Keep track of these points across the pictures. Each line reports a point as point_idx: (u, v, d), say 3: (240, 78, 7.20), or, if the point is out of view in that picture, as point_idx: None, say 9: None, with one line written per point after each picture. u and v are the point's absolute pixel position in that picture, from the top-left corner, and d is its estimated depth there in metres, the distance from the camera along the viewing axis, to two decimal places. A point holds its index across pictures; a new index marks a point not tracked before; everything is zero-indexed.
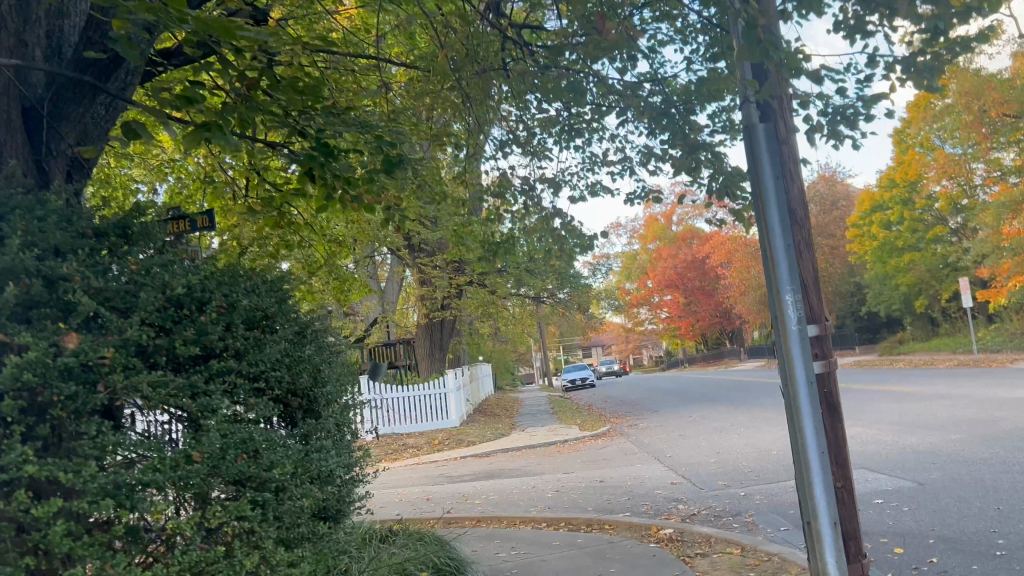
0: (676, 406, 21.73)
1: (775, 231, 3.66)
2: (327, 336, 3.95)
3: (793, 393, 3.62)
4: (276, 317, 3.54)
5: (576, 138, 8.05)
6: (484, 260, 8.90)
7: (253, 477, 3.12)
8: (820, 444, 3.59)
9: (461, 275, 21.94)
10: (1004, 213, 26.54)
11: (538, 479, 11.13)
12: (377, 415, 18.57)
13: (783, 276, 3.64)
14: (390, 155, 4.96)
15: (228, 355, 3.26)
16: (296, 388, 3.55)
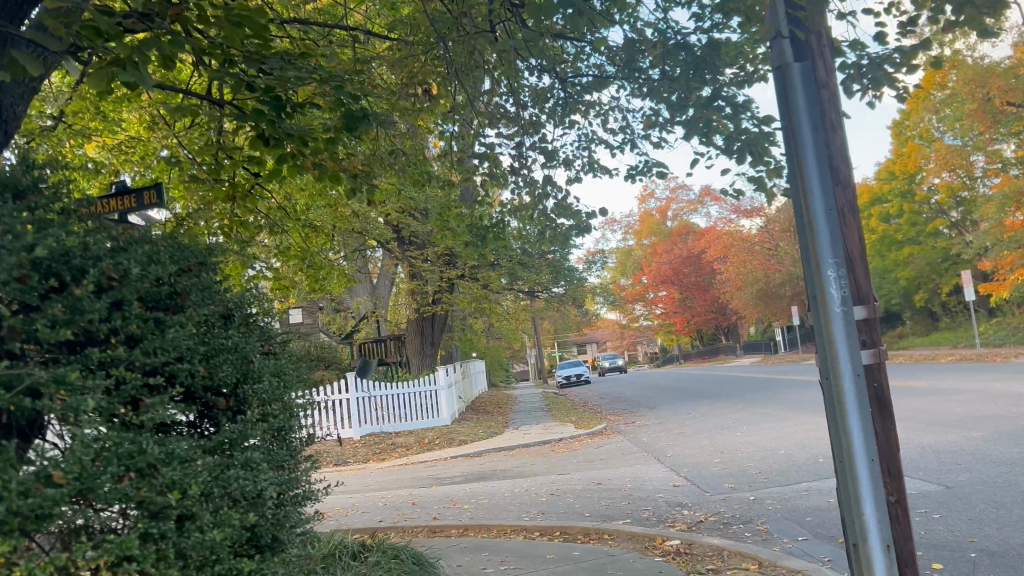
0: (675, 403, 21.13)
1: (815, 192, 3.03)
2: (262, 318, 3.41)
3: (836, 388, 3.00)
4: (188, 295, 2.98)
5: (572, 114, 7.47)
6: (473, 246, 8.28)
7: (144, 501, 2.55)
8: (870, 451, 2.97)
9: (453, 269, 21.35)
10: (1008, 204, 25.77)
11: (531, 481, 10.49)
12: (365, 414, 17.68)
13: (824, 247, 3.01)
14: (351, 108, 4.52)
15: (116, 341, 2.73)
16: (213, 383, 3.00)
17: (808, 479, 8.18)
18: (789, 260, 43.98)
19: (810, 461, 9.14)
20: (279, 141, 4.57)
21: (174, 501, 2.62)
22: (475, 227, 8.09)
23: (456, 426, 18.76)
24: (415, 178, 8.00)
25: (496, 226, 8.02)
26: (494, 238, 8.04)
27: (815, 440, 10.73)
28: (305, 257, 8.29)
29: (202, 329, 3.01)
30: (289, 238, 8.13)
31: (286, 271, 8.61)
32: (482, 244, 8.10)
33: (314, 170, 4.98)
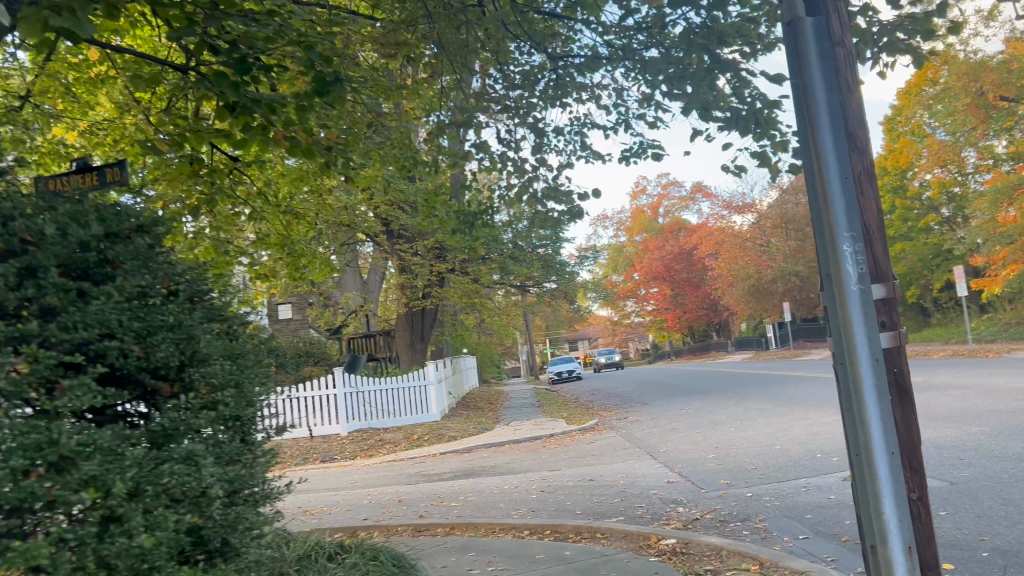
0: (667, 399, 20.87)
1: (830, 159, 2.76)
2: (214, 294, 3.36)
3: (853, 375, 2.73)
4: (121, 264, 2.98)
5: (565, 96, 7.18)
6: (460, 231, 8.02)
7: (57, 500, 2.50)
8: (888, 443, 2.70)
9: (443, 263, 21.06)
10: (999, 200, 25.89)
11: (521, 477, 10.22)
12: (352, 410, 17.35)
13: (840, 220, 2.74)
14: (323, 71, 4.46)
15: (31, 315, 2.72)
16: (150, 364, 2.97)
17: (807, 475, 7.91)
18: (781, 256, 43.78)
19: (809, 457, 8.87)
20: (248, 110, 4.46)
21: (95, 502, 2.58)
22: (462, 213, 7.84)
23: (445, 423, 18.49)
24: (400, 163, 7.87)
25: (490, 208, 7.83)
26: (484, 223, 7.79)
27: (812, 435, 10.47)
28: (284, 245, 8.06)
29: (137, 307, 2.98)
30: (265, 219, 7.91)
31: (267, 258, 8.29)
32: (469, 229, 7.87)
33: (287, 141, 4.92)
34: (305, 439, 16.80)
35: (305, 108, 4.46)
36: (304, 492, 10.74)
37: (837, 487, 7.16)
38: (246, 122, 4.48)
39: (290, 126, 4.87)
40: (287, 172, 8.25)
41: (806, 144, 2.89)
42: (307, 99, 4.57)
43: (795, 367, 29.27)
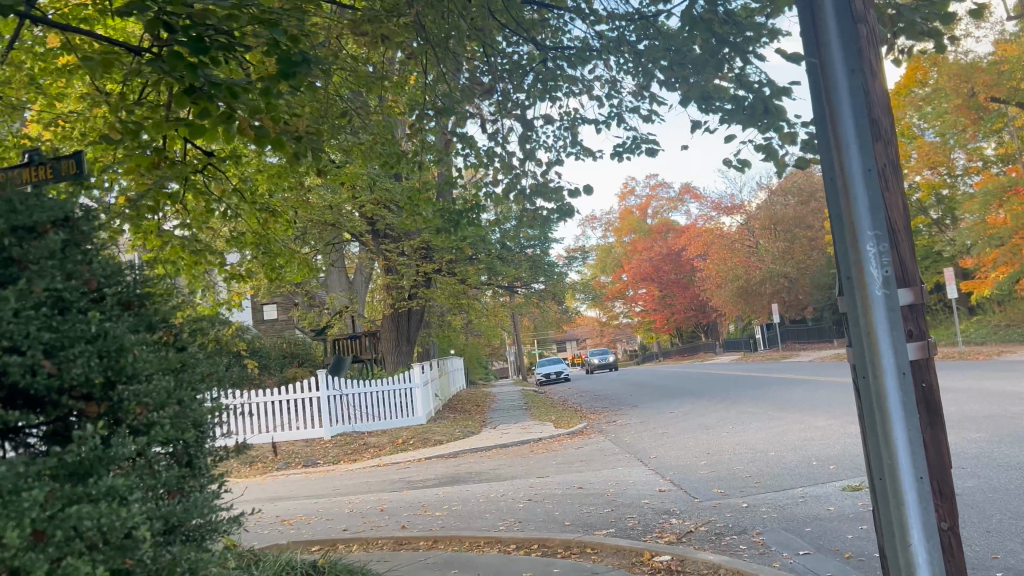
0: (656, 401, 20.69)
1: (851, 150, 2.49)
2: (149, 299, 3.00)
3: (877, 390, 2.45)
4: (30, 264, 2.61)
5: (555, 91, 6.90)
6: (444, 230, 7.75)
7: None
8: (917, 465, 2.41)
9: (430, 263, 20.77)
10: (991, 201, 25.69)
11: (507, 484, 9.94)
12: (336, 413, 16.99)
13: (862, 218, 2.47)
14: (288, 51, 4.24)
15: None
16: (64, 380, 2.59)
17: (803, 484, 7.67)
18: (769, 257, 43.75)
19: (804, 464, 8.64)
20: (208, 93, 4.21)
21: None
22: (446, 211, 7.57)
23: (431, 425, 18.21)
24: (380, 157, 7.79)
25: (478, 205, 7.57)
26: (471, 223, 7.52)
27: (806, 440, 10.25)
28: (260, 243, 7.87)
29: (53, 316, 2.62)
30: (242, 217, 7.74)
31: (247, 258, 8.08)
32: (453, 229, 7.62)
33: (253, 129, 4.70)
34: (287, 443, 16.47)
35: (269, 92, 4.22)
36: (285, 500, 10.47)
37: (836, 497, 6.91)
38: (205, 107, 4.24)
39: (256, 112, 4.67)
40: (265, 166, 8.07)
41: (825, 132, 2.61)
42: (272, 82, 4.34)
43: (783, 368, 29.21)
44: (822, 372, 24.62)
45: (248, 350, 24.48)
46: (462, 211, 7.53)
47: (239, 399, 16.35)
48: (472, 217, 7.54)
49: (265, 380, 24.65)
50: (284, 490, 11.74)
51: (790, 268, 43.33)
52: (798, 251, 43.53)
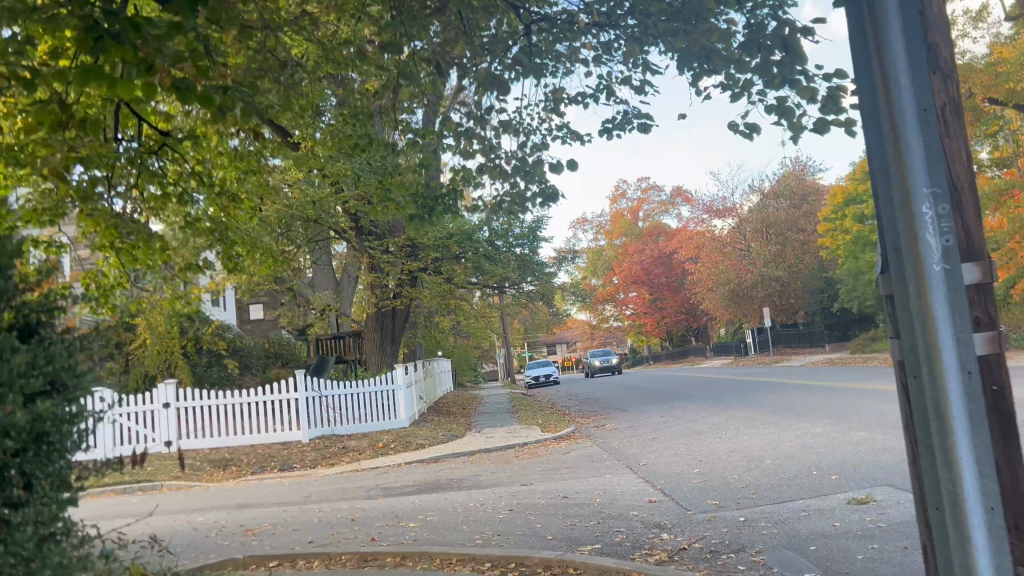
0: (646, 405, 20.17)
1: (903, 104, 2.25)
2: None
3: (932, 377, 2.17)
4: None
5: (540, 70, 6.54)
6: (418, 219, 7.42)
7: None
8: (980, 464, 2.12)
9: (414, 261, 20.28)
10: (986, 205, 25.61)
11: (488, 492, 9.37)
12: (315, 415, 16.41)
13: (917, 178, 2.22)
14: None
15: None
16: None
17: (805, 495, 7.13)
18: (761, 261, 43.37)
19: (804, 474, 8.11)
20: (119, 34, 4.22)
21: None
22: (419, 194, 7.31)
23: (415, 428, 17.62)
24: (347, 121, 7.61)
25: (456, 188, 7.29)
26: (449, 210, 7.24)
27: (805, 448, 9.70)
28: (217, 230, 7.58)
29: None
30: (211, 206, 7.42)
31: (213, 246, 7.68)
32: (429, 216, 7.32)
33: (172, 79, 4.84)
34: (262, 446, 15.86)
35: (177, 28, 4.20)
36: (253, 508, 9.89)
37: (842, 511, 6.37)
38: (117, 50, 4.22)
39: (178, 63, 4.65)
40: (222, 150, 7.69)
41: (873, 93, 2.39)
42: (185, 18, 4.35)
43: (777, 372, 28.78)
44: (815, 376, 24.15)
45: (230, 350, 23.86)
46: (442, 193, 7.27)
47: (213, 399, 15.76)
48: (450, 202, 7.28)
49: (247, 381, 24.03)
50: (255, 497, 11.18)
51: (782, 272, 42.89)
52: (790, 255, 43.12)
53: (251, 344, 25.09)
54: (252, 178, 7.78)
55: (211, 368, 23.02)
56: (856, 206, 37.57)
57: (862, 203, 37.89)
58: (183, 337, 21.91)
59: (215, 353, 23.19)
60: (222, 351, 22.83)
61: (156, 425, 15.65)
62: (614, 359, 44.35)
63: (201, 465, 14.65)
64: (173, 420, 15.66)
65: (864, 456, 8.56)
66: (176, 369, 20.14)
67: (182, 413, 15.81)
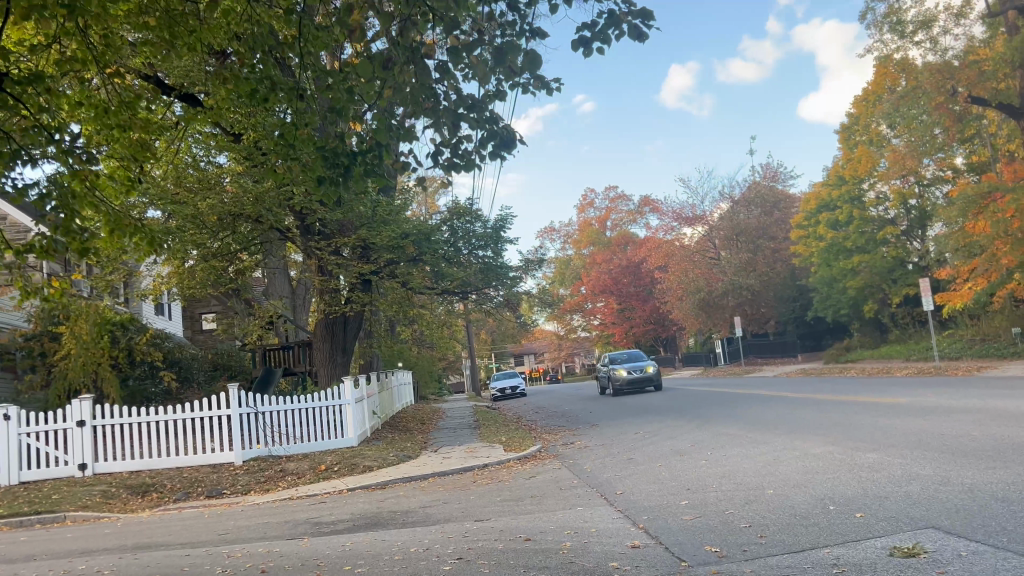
0: (618, 420, 18.69)
1: None
2: None
3: None
4: None
5: None
6: (329, 182, 7.49)
7: None
8: None
9: (368, 263, 18.56)
10: (969, 209, 24.74)
11: (433, 531, 7.78)
12: (251, 435, 14.65)
13: None
14: None
15: None
16: None
17: (830, 542, 5.65)
18: (731, 269, 42.22)
19: (819, 511, 6.62)
20: None
21: None
22: (326, 147, 7.30)
23: (364, 448, 15.89)
24: (242, 57, 7.60)
25: (377, 146, 7.34)
26: (366, 170, 7.31)
27: (811, 475, 8.22)
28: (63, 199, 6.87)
29: None
30: (79, 162, 7.18)
31: (60, 219, 6.98)
32: (344, 179, 7.43)
33: None
34: (189, 469, 14.07)
35: None
36: (154, 550, 8.23)
37: (889, 567, 4.87)
38: None
39: None
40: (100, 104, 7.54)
41: None
42: None
43: (751, 384, 27.60)
44: (794, 389, 22.97)
45: (168, 362, 21.95)
46: (358, 148, 7.26)
47: (133, 417, 14.03)
48: (371, 160, 7.40)
49: (187, 396, 22.24)
50: (164, 534, 9.51)
51: (753, 280, 41.84)
52: (760, 263, 42.16)
53: (191, 355, 23.30)
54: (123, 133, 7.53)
55: (145, 381, 21.03)
56: (829, 211, 36.99)
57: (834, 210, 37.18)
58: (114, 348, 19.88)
59: (150, 364, 21.24)
60: (157, 362, 20.86)
61: (69, 447, 13.92)
62: (652, 365, 27.47)
63: (116, 491, 12.81)
64: (88, 440, 13.91)
65: (887, 487, 7.11)
66: (102, 381, 18.20)
67: (102, 432, 14.07)
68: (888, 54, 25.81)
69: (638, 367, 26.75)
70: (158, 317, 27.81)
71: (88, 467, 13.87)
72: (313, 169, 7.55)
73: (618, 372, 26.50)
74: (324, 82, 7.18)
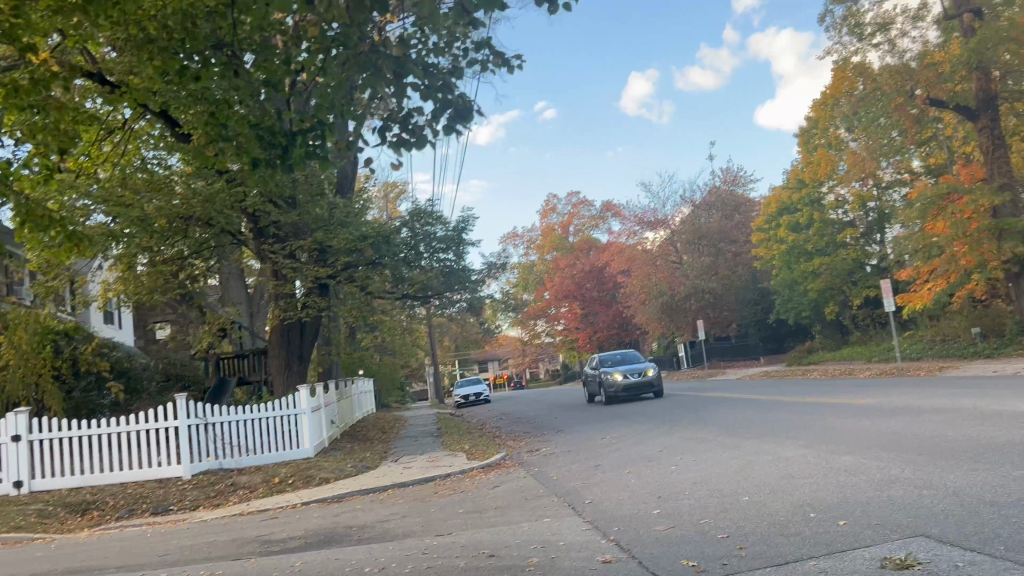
0: (583, 425, 18.28)
1: None
2: None
3: None
4: None
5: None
6: (264, 163, 7.98)
7: None
8: None
9: (325, 267, 17.76)
10: (928, 211, 24.59)
11: (389, 548, 7.27)
12: (201, 448, 13.97)
13: None
14: None
15: None
16: None
17: (813, 553, 5.29)
18: (693, 272, 42.22)
19: (799, 519, 6.25)
20: None
21: None
22: (262, 127, 7.78)
23: (321, 459, 15.26)
24: (170, 32, 7.84)
25: (318, 127, 7.88)
26: (306, 151, 7.83)
27: (787, 481, 7.85)
28: None
29: None
30: None
31: None
32: (283, 160, 7.90)
33: None
34: (133, 484, 13.34)
35: None
36: None
37: None
38: None
39: None
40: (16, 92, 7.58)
41: None
42: None
43: (716, 387, 27.48)
44: (759, 391, 22.80)
45: (115, 372, 21.02)
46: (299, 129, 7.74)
47: (73, 430, 13.28)
48: (311, 140, 7.94)
49: (137, 408, 21.36)
50: (102, 556, 8.86)
51: (715, 283, 41.88)
52: (722, 267, 42.25)
53: (140, 365, 22.43)
54: (36, 114, 7.53)
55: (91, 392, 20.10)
56: (789, 214, 37.18)
57: (794, 214, 37.30)
58: (57, 358, 18.84)
59: (96, 375, 20.31)
60: (104, 373, 19.95)
61: (5, 464, 13.11)
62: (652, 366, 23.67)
63: (54, 510, 12.03)
64: (24, 456, 13.13)
65: (869, 492, 6.77)
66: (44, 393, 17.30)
67: (40, 447, 13.31)
68: (847, 57, 25.83)
69: (636, 370, 22.97)
70: (107, 326, 26.82)
71: (24, 485, 13.07)
72: (248, 148, 7.99)
73: (612, 377, 22.82)
74: (266, 68, 7.75)
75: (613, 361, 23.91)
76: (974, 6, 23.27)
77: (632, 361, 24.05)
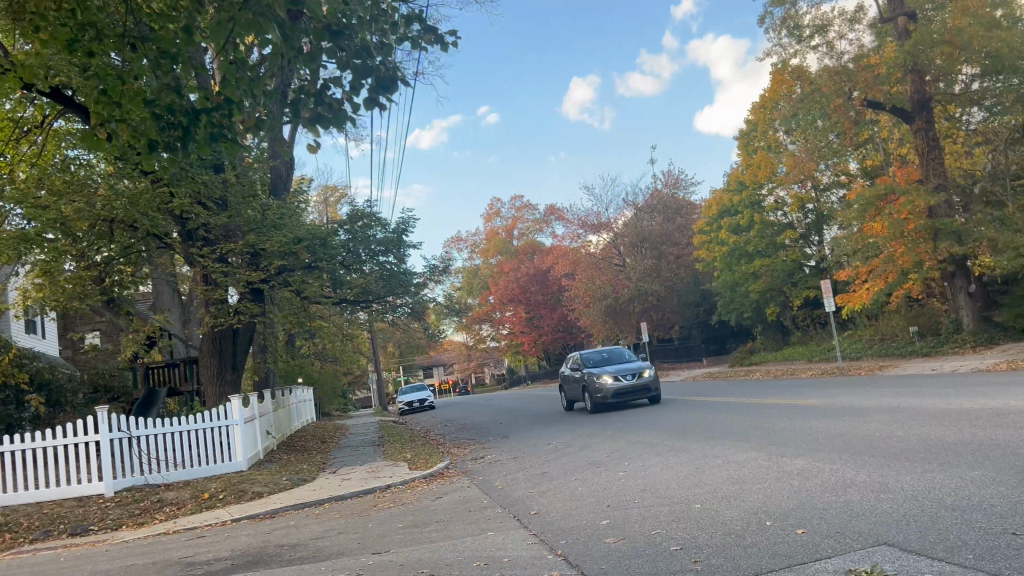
0: (529, 430, 17.93)
1: None
2: None
3: None
4: None
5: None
6: (165, 145, 8.01)
7: None
8: None
9: (256, 271, 16.98)
10: (866, 211, 24.92)
11: (322, 568, 6.74)
12: (125, 463, 13.17)
13: None
14: None
15: None
16: None
17: (773, 565, 4.98)
18: (637, 274, 42.33)
19: (756, 528, 5.94)
20: None
21: None
22: (161, 106, 7.71)
23: (254, 471, 14.62)
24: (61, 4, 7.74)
25: (223, 106, 7.89)
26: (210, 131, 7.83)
27: (740, 487, 7.56)
28: None
29: None
30: None
31: None
32: (185, 140, 7.98)
33: None
34: (51, 503, 12.49)
35: None
36: None
37: None
38: None
39: None
40: None
41: None
42: None
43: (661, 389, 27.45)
44: (704, 392, 22.77)
45: (35, 384, 19.92)
46: (202, 108, 7.81)
47: None
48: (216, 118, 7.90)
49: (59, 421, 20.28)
50: None
51: (658, 285, 42.06)
52: (665, 269, 42.47)
53: (62, 376, 21.31)
54: None
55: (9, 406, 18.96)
56: (729, 217, 37.53)
57: (735, 216, 37.62)
58: None
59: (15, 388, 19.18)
60: (23, 384, 18.87)
61: None
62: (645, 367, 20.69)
63: None
64: None
65: (826, 497, 6.51)
66: None
67: None
68: (786, 59, 26.07)
69: (630, 371, 20.00)
70: (28, 336, 25.48)
71: None
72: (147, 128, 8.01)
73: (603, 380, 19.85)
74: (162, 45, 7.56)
75: (598, 361, 21.15)
76: (908, 9, 23.67)
77: (620, 359, 21.12)
